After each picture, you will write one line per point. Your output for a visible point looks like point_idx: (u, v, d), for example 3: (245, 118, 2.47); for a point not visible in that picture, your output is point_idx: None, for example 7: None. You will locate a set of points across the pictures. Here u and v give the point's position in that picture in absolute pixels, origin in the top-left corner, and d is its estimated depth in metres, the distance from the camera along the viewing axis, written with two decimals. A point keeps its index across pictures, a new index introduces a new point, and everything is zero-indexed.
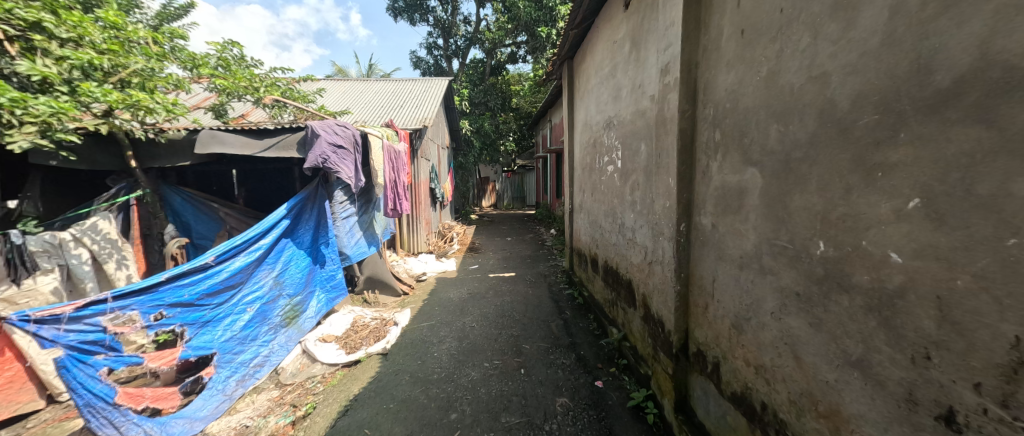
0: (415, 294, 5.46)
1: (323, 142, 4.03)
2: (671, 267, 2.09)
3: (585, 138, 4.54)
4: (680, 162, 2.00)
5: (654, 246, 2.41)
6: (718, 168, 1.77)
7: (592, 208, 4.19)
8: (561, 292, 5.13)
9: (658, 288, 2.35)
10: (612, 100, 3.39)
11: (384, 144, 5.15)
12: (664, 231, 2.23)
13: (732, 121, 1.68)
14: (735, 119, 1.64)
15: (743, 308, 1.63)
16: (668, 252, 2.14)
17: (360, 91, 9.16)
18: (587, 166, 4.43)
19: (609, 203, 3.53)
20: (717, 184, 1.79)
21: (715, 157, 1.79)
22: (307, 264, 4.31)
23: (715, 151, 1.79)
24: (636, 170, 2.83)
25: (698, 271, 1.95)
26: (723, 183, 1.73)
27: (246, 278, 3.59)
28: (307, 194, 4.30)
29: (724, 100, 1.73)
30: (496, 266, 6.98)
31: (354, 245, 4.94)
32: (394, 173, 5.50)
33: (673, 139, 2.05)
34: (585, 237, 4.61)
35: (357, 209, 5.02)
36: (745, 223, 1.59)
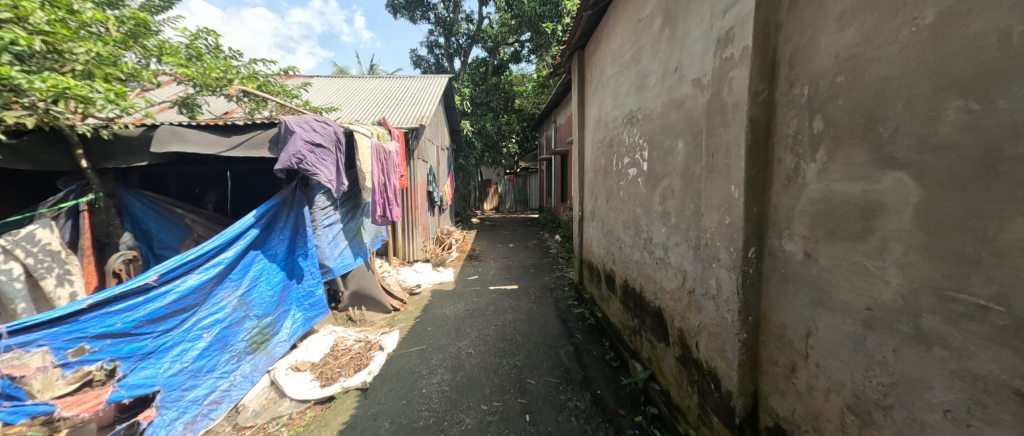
0: (406, 310, 4.92)
1: (298, 140, 3.50)
2: (736, 309, 1.63)
3: (598, 137, 4.00)
4: (750, 165, 1.52)
5: (699, 273, 1.91)
6: (821, 172, 1.32)
7: (608, 218, 3.67)
8: (569, 310, 4.58)
9: (708, 328, 1.84)
10: (634, 91, 2.88)
11: (374, 143, 4.61)
12: (718, 256, 1.74)
13: (843, 113, 1.26)
14: (860, 97, 1.20)
15: (877, 389, 1.19)
16: (727, 284, 1.68)
17: (353, 88, 8.64)
18: (601, 169, 3.90)
19: (629, 213, 3.03)
20: (816, 193, 1.34)
21: (812, 158, 1.36)
22: (280, 280, 3.77)
23: (816, 147, 1.34)
24: (666, 175, 2.33)
25: (781, 317, 1.51)
26: (834, 192, 1.28)
27: (202, 299, 3.06)
28: (281, 199, 3.76)
29: (833, 71, 1.28)
30: (497, 277, 6.43)
31: (337, 256, 4.39)
32: (386, 176, 4.93)
33: (739, 132, 1.56)
34: (598, 251, 4.09)
35: (341, 216, 4.50)
36: (882, 258, 1.15)
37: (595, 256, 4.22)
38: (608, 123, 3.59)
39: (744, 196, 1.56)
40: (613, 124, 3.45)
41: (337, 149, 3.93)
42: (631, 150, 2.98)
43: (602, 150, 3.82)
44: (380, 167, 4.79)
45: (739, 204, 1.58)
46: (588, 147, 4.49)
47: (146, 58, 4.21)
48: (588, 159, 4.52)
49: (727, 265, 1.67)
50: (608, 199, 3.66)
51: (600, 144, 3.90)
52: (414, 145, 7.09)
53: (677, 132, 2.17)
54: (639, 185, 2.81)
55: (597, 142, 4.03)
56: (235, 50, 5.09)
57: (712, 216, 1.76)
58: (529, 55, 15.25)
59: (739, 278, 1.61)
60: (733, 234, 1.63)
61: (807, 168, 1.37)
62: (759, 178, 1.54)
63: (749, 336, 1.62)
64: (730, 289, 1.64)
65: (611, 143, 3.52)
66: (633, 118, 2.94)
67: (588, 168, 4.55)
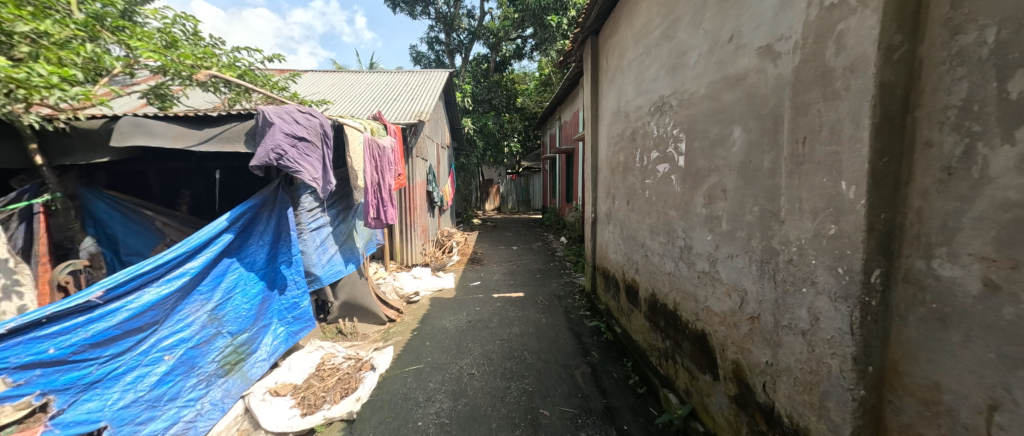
0: (403, 322, 4.50)
1: (277, 132, 3.06)
2: (852, 355, 1.21)
3: (616, 130, 3.56)
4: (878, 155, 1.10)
5: (777, 298, 1.49)
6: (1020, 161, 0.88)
7: (629, 221, 3.24)
8: (582, 322, 4.15)
9: (795, 373, 1.42)
10: (667, 72, 2.45)
11: (367, 137, 4.16)
12: (815, 279, 1.32)
13: None
14: None
15: None
16: (837, 318, 1.25)
17: (348, 83, 8.22)
18: (620, 165, 3.47)
19: (658, 217, 2.60)
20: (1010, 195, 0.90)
21: (1000, 141, 0.92)
22: (260, 290, 3.35)
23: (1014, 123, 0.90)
24: (715, 170, 1.90)
25: (931, 373, 1.08)
26: None
27: (163, 315, 2.65)
28: (260, 200, 3.32)
29: None
30: (501, 283, 6.00)
31: (326, 263, 3.97)
32: (382, 173, 4.47)
33: (861, 108, 1.13)
34: (615, 258, 3.66)
35: (330, 219, 4.08)
36: None
37: (611, 264, 3.80)
38: (631, 114, 3.15)
39: (868, 198, 1.13)
40: (636, 114, 3.02)
41: (324, 144, 3.50)
42: (662, 142, 2.55)
43: (622, 145, 3.39)
44: (375, 163, 4.33)
45: (862, 210, 1.15)
46: (603, 143, 4.08)
47: (118, 46, 3.81)
48: (603, 155, 4.09)
49: (840, 292, 1.23)
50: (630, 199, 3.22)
51: (619, 138, 3.46)
52: (412, 142, 6.66)
53: (735, 116, 1.73)
54: (673, 183, 2.38)
55: (615, 136, 3.59)
56: (217, 37, 4.68)
57: (807, 225, 1.32)
58: (532, 51, 14.82)
59: (859, 310, 1.18)
60: (846, 251, 1.20)
61: (994, 156, 0.93)
62: (892, 172, 1.11)
63: (870, 392, 1.20)
64: (844, 329, 1.22)
65: (634, 136, 3.09)
66: (664, 103, 2.50)
67: (602, 166, 4.12)
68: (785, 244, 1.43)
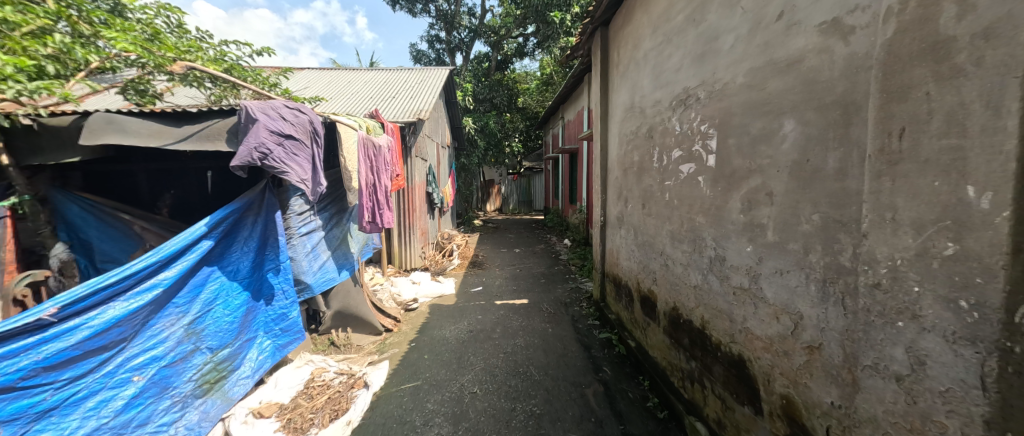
0: (400, 332, 4.23)
1: (262, 129, 2.81)
2: (975, 414, 0.93)
3: (630, 128, 3.29)
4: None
5: (852, 330, 1.22)
6: None
7: (644, 227, 2.97)
8: (591, 333, 3.89)
9: (882, 424, 1.15)
10: (693, 61, 2.18)
11: (362, 135, 3.89)
12: (915, 311, 1.04)
13: None
14: None
15: None
16: (958, 366, 0.97)
17: (346, 81, 7.95)
18: (634, 165, 3.21)
19: (682, 223, 2.33)
20: None
21: None
22: (244, 301, 3.09)
23: None
24: (758, 172, 1.62)
25: None
26: None
27: (132, 332, 2.39)
28: (244, 203, 3.06)
29: None
30: (504, 288, 5.73)
31: (318, 271, 3.70)
32: (379, 174, 4.20)
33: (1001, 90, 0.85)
34: (628, 266, 3.39)
35: (321, 222, 3.80)
36: None
37: (623, 272, 3.53)
38: (648, 109, 2.88)
39: (1013, 210, 0.84)
40: (655, 109, 2.75)
41: (314, 142, 3.25)
42: (686, 139, 2.28)
43: (637, 144, 3.12)
44: (370, 163, 4.06)
45: (1002, 225, 0.86)
46: (613, 142, 3.81)
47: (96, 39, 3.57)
48: (613, 155, 3.82)
49: (965, 333, 0.95)
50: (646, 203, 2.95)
51: (634, 136, 3.19)
52: (410, 141, 6.39)
53: (788, 107, 1.46)
54: (701, 185, 2.10)
55: (629, 133, 3.32)
56: (204, 30, 4.43)
57: (905, 241, 1.05)
58: (534, 49, 14.55)
59: (996, 358, 0.89)
60: (974, 278, 0.92)
61: None
62: None
63: None
64: (967, 378, 0.95)
65: (652, 133, 2.82)
66: (689, 96, 2.22)
67: (612, 166, 3.86)
68: (868, 264, 1.15)
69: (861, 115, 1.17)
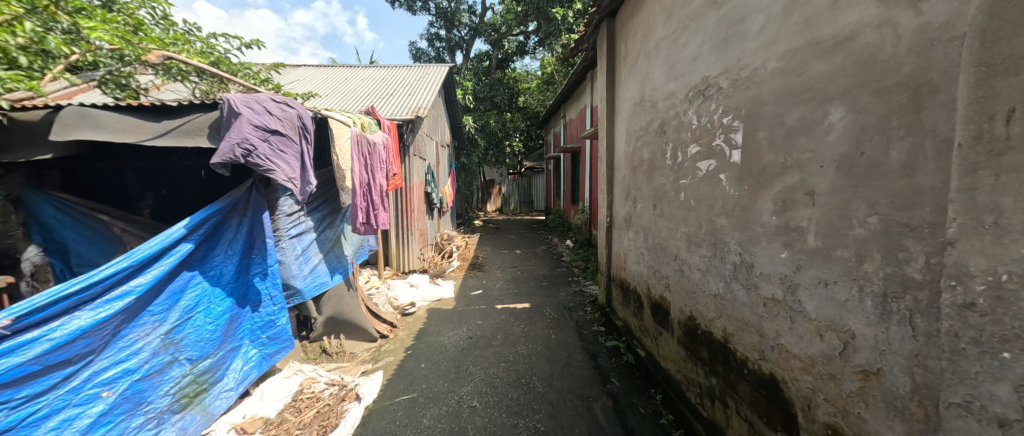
0: (396, 338, 4.04)
1: (244, 124, 2.61)
2: None
3: (640, 123, 3.09)
4: None
5: (926, 356, 1.03)
6: None
7: (656, 229, 2.78)
8: (597, 340, 3.70)
9: None
10: (713, 47, 1.98)
11: (356, 131, 3.69)
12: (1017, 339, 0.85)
13: None
14: None
15: None
16: None
17: (343, 78, 7.75)
18: (644, 162, 3.01)
19: (700, 226, 2.13)
20: None
21: None
22: (228, 308, 2.90)
23: None
24: (796, 168, 1.43)
25: None
26: None
27: (100, 343, 2.20)
28: (228, 203, 2.86)
29: None
30: (505, 292, 5.52)
31: (309, 275, 3.51)
32: (374, 172, 3.97)
33: None
34: (637, 271, 3.19)
35: (312, 223, 3.61)
36: None
37: (632, 277, 3.33)
38: (660, 103, 2.69)
39: None
40: (668, 103, 2.56)
41: (304, 138, 3.05)
42: (705, 134, 2.08)
43: (648, 140, 2.92)
44: (365, 160, 3.84)
45: None
46: (620, 139, 3.62)
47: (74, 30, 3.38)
48: (621, 153, 3.63)
49: None
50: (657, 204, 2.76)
51: (644, 131, 3.00)
52: (409, 139, 6.20)
53: (835, 93, 1.27)
54: (723, 184, 1.91)
55: (638, 129, 3.13)
56: (191, 23, 4.23)
57: (1016, 253, 0.84)
58: (535, 47, 14.35)
59: None
60: None
61: None
62: None
63: None
64: None
65: (665, 129, 2.62)
66: (709, 87, 2.03)
67: (619, 165, 3.66)
68: (955, 280, 0.95)
69: (943, 98, 0.98)
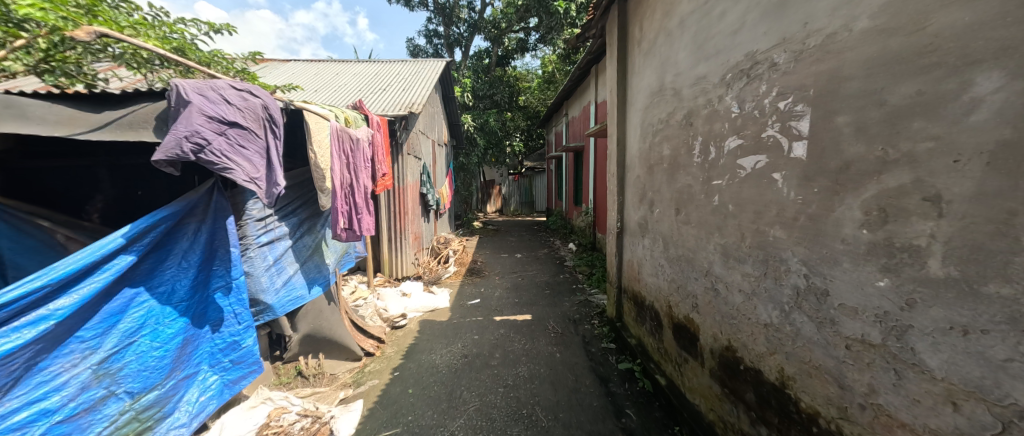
0: (383, 356, 3.63)
1: (196, 114, 2.20)
2: None
3: (659, 115, 2.69)
4: None
5: None
6: None
7: (679, 238, 2.38)
8: (608, 361, 3.30)
9: None
10: (764, 14, 1.58)
11: (336, 126, 3.27)
12: None
13: None
14: None
15: None
16: None
17: (333, 73, 7.34)
18: (664, 160, 2.61)
19: (741, 237, 1.74)
20: None
21: None
22: (181, 330, 2.50)
23: None
24: (905, 163, 1.04)
25: None
26: None
27: (7, 381, 1.80)
28: (181, 207, 2.46)
29: None
30: (504, 302, 5.11)
31: (282, 288, 3.10)
32: (359, 171, 3.53)
33: None
34: (655, 284, 2.79)
35: (286, 229, 3.21)
36: None
37: (648, 291, 2.92)
38: (684, 90, 2.29)
39: None
40: (695, 89, 2.16)
41: (271, 132, 2.64)
42: (749, 124, 1.68)
43: (669, 135, 2.53)
44: (347, 157, 3.40)
45: None
46: (634, 135, 3.22)
47: None
48: (634, 150, 3.23)
49: None
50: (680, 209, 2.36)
51: (664, 124, 2.60)
52: (401, 137, 5.81)
53: (986, 52, 0.88)
54: (777, 186, 1.52)
55: (656, 122, 2.73)
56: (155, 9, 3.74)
57: None
58: (536, 44, 13.95)
59: None
60: None
61: None
62: None
63: None
64: None
65: (691, 120, 2.22)
66: (756, 64, 1.63)
67: (632, 164, 3.26)
68: None
69: None
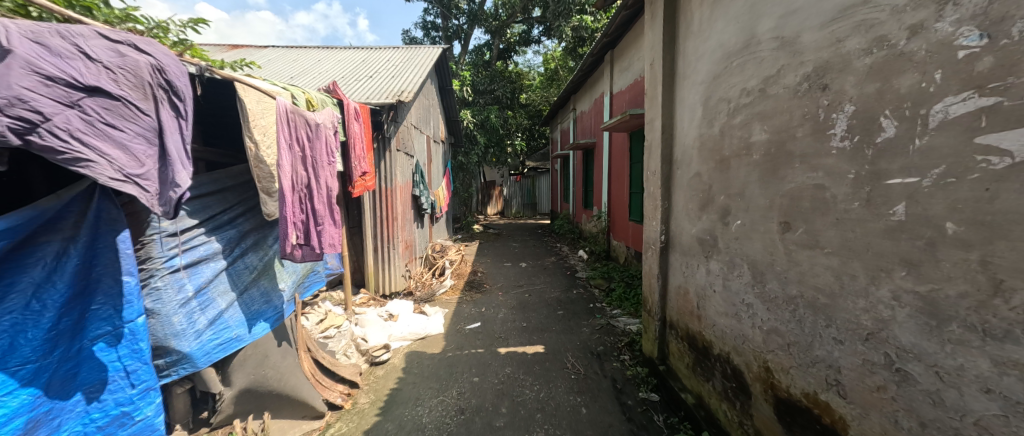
0: (353, 411, 2.76)
1: (20, 68, 1.31)
2: None
3: (744, 82, 1.83)
4: None
5: None
6: None
7: (790, 269, 1.54)
8: (654, 425, 2.45)
9: None
10: None
11: (285, 105, 2.39)
12: None
13: None
14: None
15: None
16: None
17: (315, 60, 6.49)
18: (755, 149, 1.75)
19: (994, 290, 0.93)
20: None
21: None
22: (24, 407, 1.62)
23: None
24: None
25: None
26: None
27: None
28: (26, 218, 1.55)
29: None
30: (509, 327, 4.23)
31: (207, 329, 2.22)
32: (321, 167, 2.61)
33: None
34: (731, 331, 1.94)
35: (214, 247, 2.35)
36: None
37: (717, 337, 2.07)
38: (808, 33, 1.44)
39: None
40: (835, 28, 1.32)
41: (169, 108, 1.77)
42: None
43: (764, 111, 1.69)
44: (303, 148, 2.49)
45: None
46: (690, 118, 2.38)
47: None
48: (690, 139, 2.38)
49: None
50: (790, 224, 1.53)
51: (752, 97, 1.77)
52: (387, 129, 4.95)
53: None
54: None
55: (735, 96, 1.90)
56: None
57: None
58: (541, 36, 13.11)
59: None
60: None
61: None
62: None
63: None
64: None
65: (822, 81, 1.38)
66: None
67: (687, 158, 2.42)
68: None
69: None
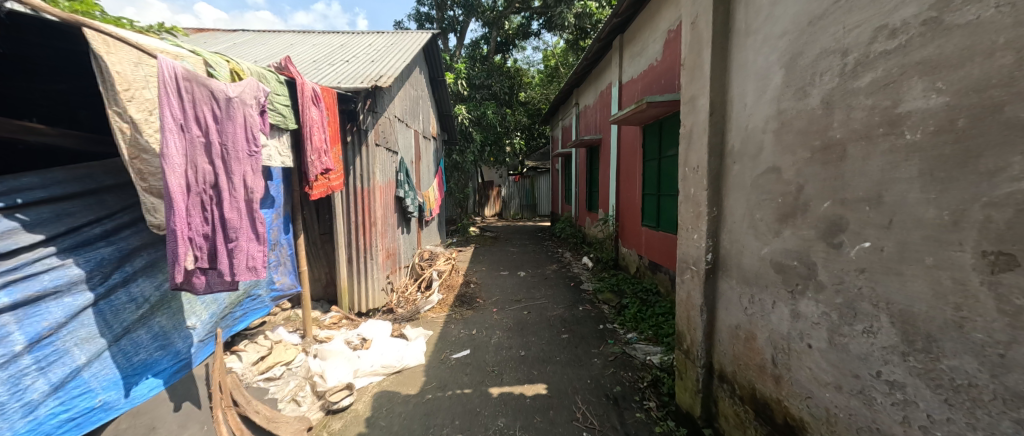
0: None
1: None
2: None
3: (882, 13, 1.11)
4: None
5: None
6: None
7: (1011, 341, 0.86)
8: None
9: None
10: None
11: (175, 69, 1.64)
12: None
13: None
14: None
15: None
16: None
17: (286, 44, 5.75)
18: (911, 125, 1.04)
19: None
20: None
21: None
22: None
23: None
24: None
25: None
26: None
27: None
28: None
29: None
30: (504, 357, 3.50)
31: (47, 399, 1.47)
32: (241, 158, 1.84)
33: None
34: (848, 417, 1.24)
35: (69, 276, 1.60)
36: None
37: (815, 417, 1.37)
38: None
39: None
40: None
41: None
42: None
43: (936, 57, 0.98)
44: (207, 132, 1.73)
45: None
46: (757, 89, 1.66)
47: None
48: (757, 119, 1.67)
49: None
50: (1013, 257, 0.86)
51: (902, 37, 1.06)
52: (362, 119, 4.22)
53: None
54: None
55: (857, 43, 1.19)
56: None
57: None
58: (541, 28, 12.38)
59: None
60: None
61: None
62: None
63: None
64: None
65: None
66: None
67: (752, 147, 1.70)
68: None
69: None
